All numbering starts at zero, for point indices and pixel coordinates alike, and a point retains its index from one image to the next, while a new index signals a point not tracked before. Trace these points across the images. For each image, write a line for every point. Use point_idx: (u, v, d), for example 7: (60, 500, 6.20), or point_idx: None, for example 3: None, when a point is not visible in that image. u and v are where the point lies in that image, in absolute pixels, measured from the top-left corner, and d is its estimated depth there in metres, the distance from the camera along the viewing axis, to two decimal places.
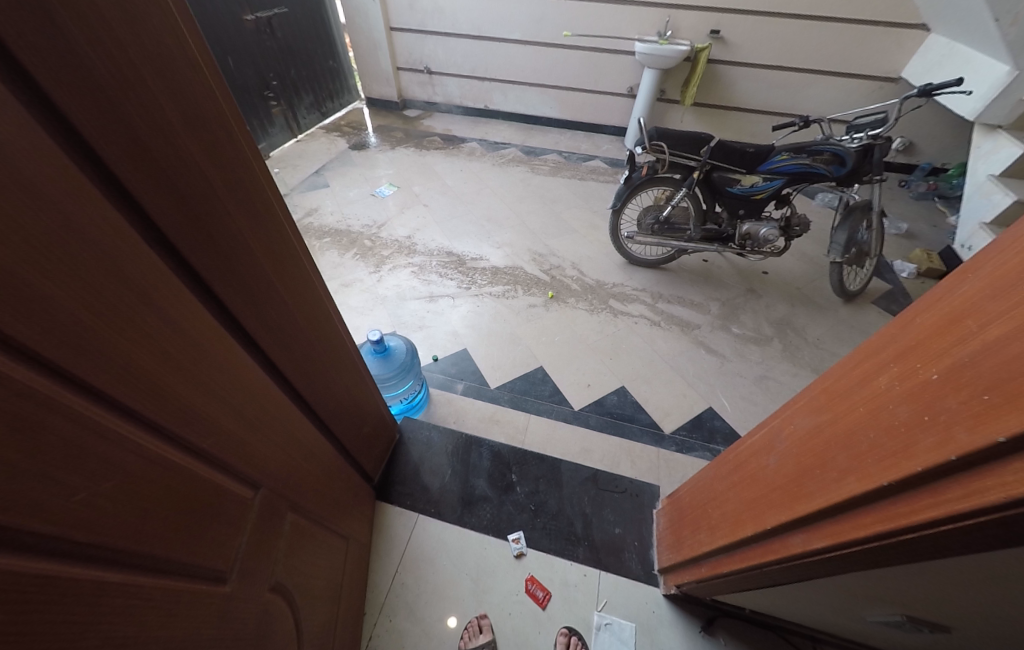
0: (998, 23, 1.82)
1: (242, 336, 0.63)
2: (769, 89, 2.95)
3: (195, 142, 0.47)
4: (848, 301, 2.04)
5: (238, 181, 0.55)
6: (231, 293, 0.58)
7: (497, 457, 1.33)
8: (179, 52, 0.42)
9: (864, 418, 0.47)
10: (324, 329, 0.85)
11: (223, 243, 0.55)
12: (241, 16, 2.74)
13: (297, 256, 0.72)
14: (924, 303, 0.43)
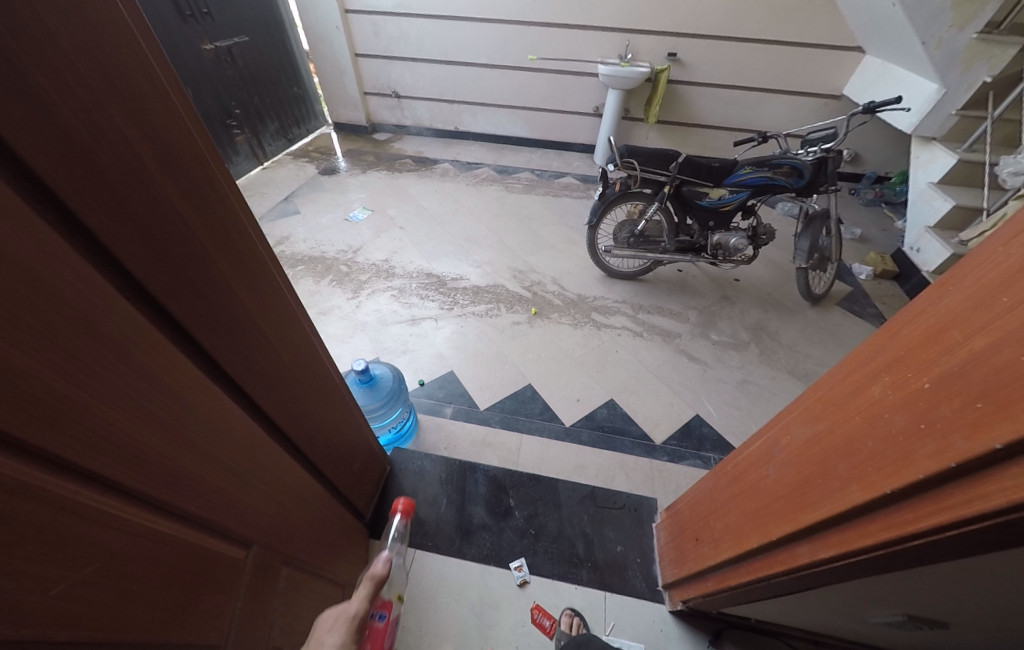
0: (924, 46, 2.04)
1: (226, 382, 0.59)
2: (725, 107, 3.14)
3: (175, 189, 0.45)
4: (815, 303, 2.15)
5: (220, 225, 0.53)
6: (215, 341, 0.55)
7: (493, 482, 1.30)
8: (157, 99, 0.41)
9: (861, 427, 0.49)
10: (311, 366, 0.82)
11: (205, 289, 0.52)
12: (199, 46, 2.69)
13: (281, 294, 0.70)
14: (907, 315, 0.46)
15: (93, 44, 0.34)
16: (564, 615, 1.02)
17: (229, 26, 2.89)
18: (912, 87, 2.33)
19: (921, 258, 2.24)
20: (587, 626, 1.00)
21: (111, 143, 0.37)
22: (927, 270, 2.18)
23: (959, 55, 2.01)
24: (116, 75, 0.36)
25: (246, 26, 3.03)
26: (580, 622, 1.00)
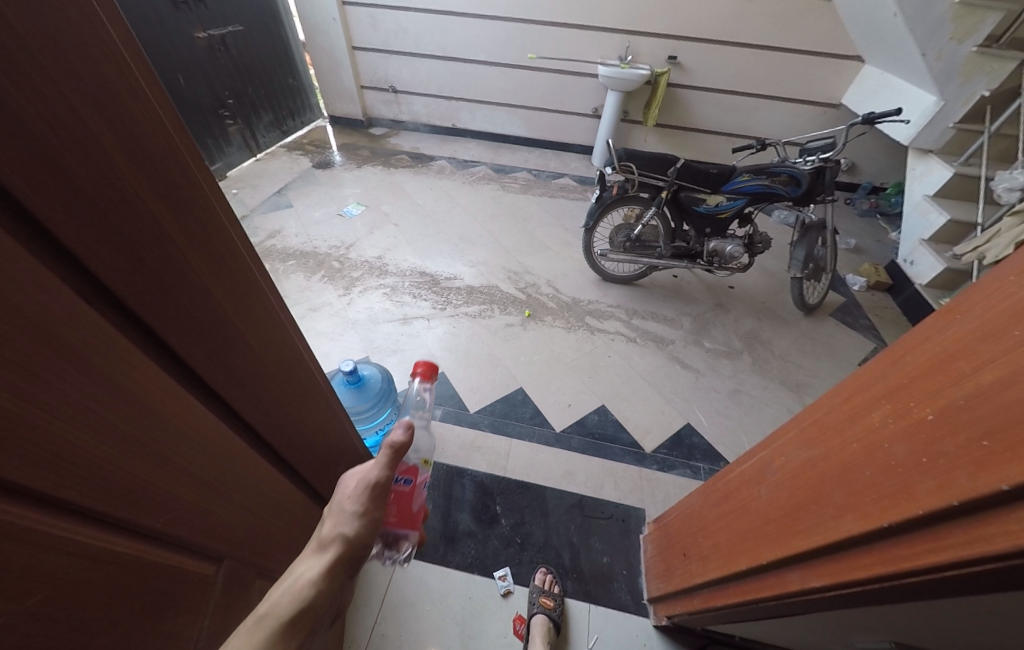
0: (924, 58, 2.04)
1: (201, 391, 0.54)
2: (725, 113, 3.14)
3: (151, 190, 0.40)
4: (808, 313, 2.15)
5: (202, 225, 0.48)
6: (189, 346, 0.51)
7: (480, 488, 1.28)
8: (130, 93, 0.36)
9: (860, 455, 0.47)
10: (299, 370, 0.77)
11: (178, 293, 0.48)
12: (192, 34, 2.62)
13: (267, 300, 0.64)
14: (913, 342, 0.45)
15: (55, 26, 0.28)
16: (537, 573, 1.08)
17: (223, 13, 2.82)
18: (911, 99, 2.33)
19: (914, 270, 2.25)
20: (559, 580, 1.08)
21: (78, 144, 0.32)
22: (920, 282, 2.19)
23: (958, 68, 2.01)
24: (85, 66, 0.31)
25: (241, 13, 2.96)
26: (552, 577, 1.08)
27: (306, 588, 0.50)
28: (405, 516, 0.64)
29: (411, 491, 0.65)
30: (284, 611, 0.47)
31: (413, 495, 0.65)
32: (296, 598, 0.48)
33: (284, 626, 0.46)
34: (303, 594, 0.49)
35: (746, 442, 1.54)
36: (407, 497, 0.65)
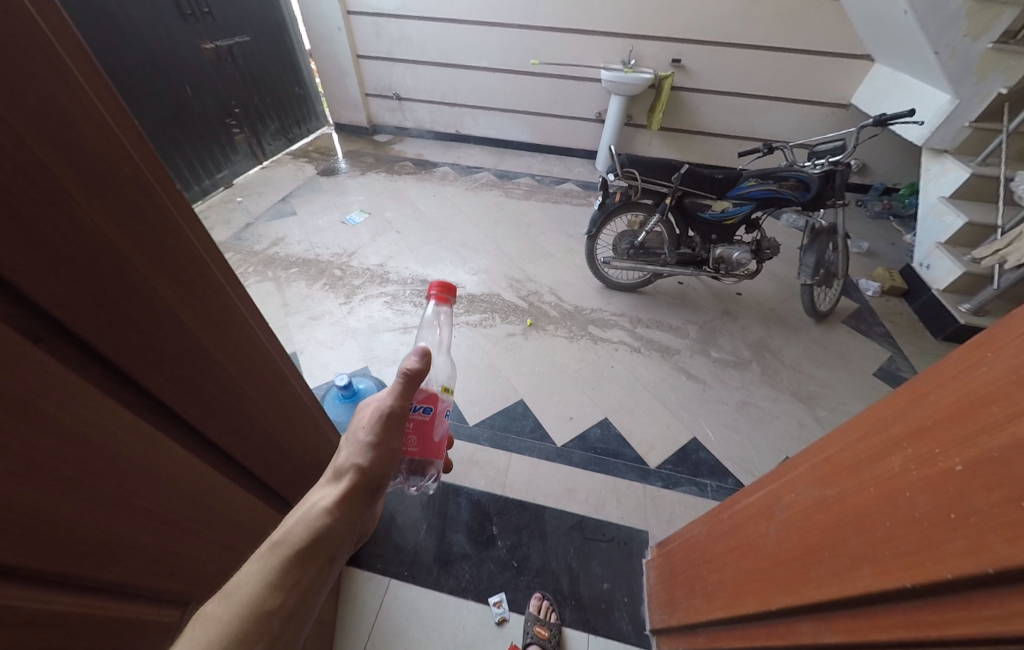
0: (937, 56, 1.96)
1: (180, 429, 0.51)
2: (731, 115, 3.08)
3: (108, 217, 0.37)
4: (820, 321, 2.08)
5: (172, 251, 0.45)
6: (160, 380, 0.47)
7: (476, 507, 1.24)
8: (82, 114, 0.33)
9: (878, 502, 0.43)
10: (286, 397, 0.74)
11: (146, 324, 0.44)
12: (199, 45, 2.65)
13: (251, 327, 0.61)
14: (937, 379, 0.41)
15: None
16: (533, 599, 1.05)
17: (229, 24, 2.85)
18: (924, 99, 2.25)
19: (931, 274, 2.16)
20: (557, 608, 1.03)
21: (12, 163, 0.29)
22: (937, 288, 2.10)
23: (973, 66, 1.93)
24: (14, 76, 0.28)
25: (247, 24, 2.99)
26: (549, 605, 1.03)
27: (321, 515, 0.53)
28: (429, 445, 0.64)
29: (432, 419, 0.64)
30: (301, 535, 0.50)
31: (434, 424, 0.64)
32: (312, 522, 0.52)
33: (301, 550, 0.49)
34: (319, 520, 0.52)
35: (755, 458, 1.48)
36: (429, 426, 0.64)
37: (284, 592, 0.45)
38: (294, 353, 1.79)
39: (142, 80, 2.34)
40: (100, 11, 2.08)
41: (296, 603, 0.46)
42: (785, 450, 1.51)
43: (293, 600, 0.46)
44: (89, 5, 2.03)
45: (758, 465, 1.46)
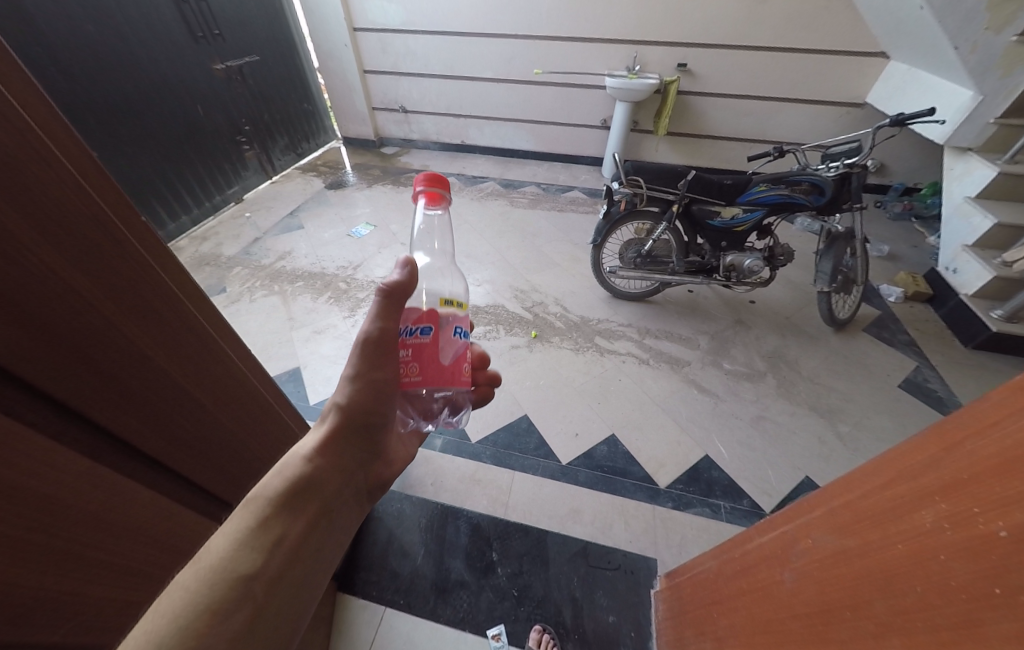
0: (957, 51, 1.87)
1: (150, 470, 0.51)
2: (741, 118, 3.01)
3: (58, 254, 0.38)
4: (839, 329, 1.98)
5: (137, 286, 0.46)
6: (131, 423, 0.48)
7: (476, 531, 1.20)
8: (39, 164, 0.36)
9: (907, 564, 0.37)
10: (270, 430, 0.74)
11: (109, 366, 0.45)
12: (210, 66, 2.73)
13: (231, 365, 0.62)
14: (972, 427, 0.36)
15: None
16: (532, 631, 1.00)
17: (239, 45, 2.93)
18: (944, 96, 2.15)
19: (958, 278, 2.05)
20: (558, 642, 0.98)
21: None
22: (965, 293, 1.99)
23: (995, 60, 1.83)
24: None
25: (257, 44, 3.08)
26: (550, 639, 0.98)
27: (298, 465, 0.54)
28: (435, 371, 0.56)
29: (435, 340, 0.56)
30: (278, 487, 0.51)
31: (437, 346, 0.56)
32: (290, 473, 0.53)
33: (278, 503, 0.50)
34: (297, 471, 0.53)
35: (771, 477, 1.41)
36: (431, 349, 0.56)
37: (260, 549, 0.46)
38: (298, 368, 1.79)
39: (154, 102, 2.42)
40: (114, 37, 2.16)
41: (276, 555, 0.47)
42: (804, 469, 1.43)
43: (274, 556, 0.47)
44: (103, 31, 2.10)
45: (775, 484, 1.38)
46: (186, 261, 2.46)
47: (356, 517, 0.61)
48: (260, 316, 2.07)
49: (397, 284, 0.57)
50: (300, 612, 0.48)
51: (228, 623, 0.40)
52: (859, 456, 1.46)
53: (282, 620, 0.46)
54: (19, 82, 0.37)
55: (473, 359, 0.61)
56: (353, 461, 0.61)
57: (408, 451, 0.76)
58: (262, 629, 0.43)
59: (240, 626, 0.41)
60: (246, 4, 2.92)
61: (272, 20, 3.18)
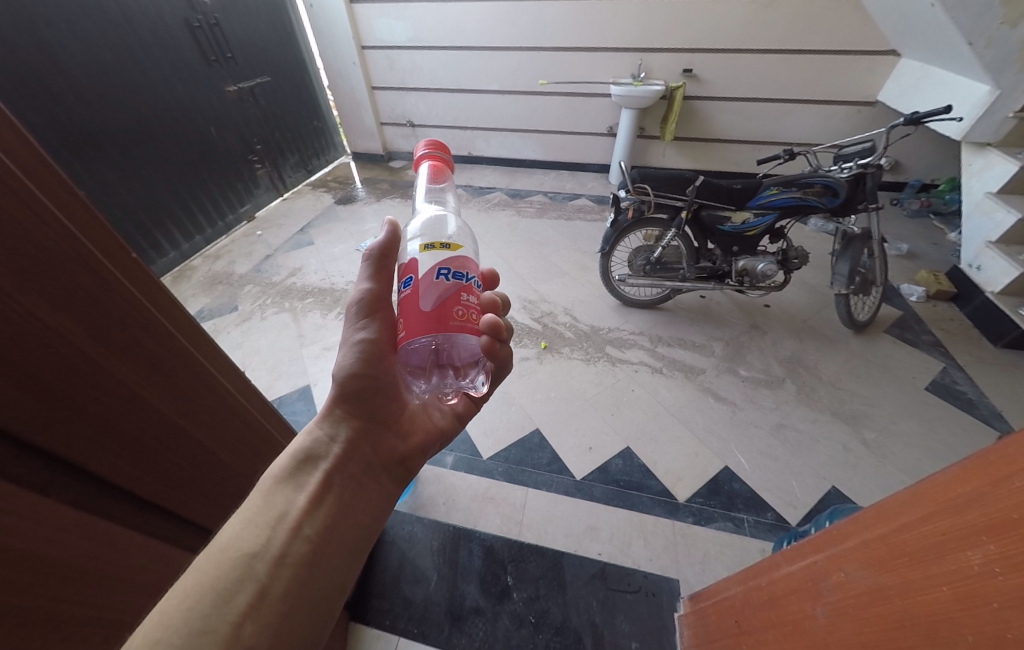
0: (970, 47, 1.83)
1: (143, 511, 0.52)
2: (747, 119, 2.98)
3: (48, 304, 0.39)
4: (859, 331, 1.92)
5: (128, 328, 0.47)
6: (122, 465, 0.49)
7: (489, 553, 1.17)
8: (32, 222, 0.38)
9: (955, 610, 0.34)
10: (266, 461, 0.76)
11: (100, 411, 0.45)
12: (222, 88, 2.81)
13: (224, 398, 0.63)
14: (1021, 461, 0.33)
15: None
16: None
17: (250, 68, 3.01)
18: (960, 90, 2.09)
19: (983, 276, 1.97)
20: None
21: None
22: (992, 290, 1.91)
23: (1012, 55, 1.77)
24: None
25: (268, 66, 3.16)
26: None
27: (300, 442, 0.58)
28: (417, 320, 0.56)
29: (415, 289, 0.57)
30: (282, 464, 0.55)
31: (416, 294, 0.57)
32: (292, 450, 0.56)
33: (282, 480, 0.54)
34: (299, 448, 0.57)
35: (796, 488, 1.35)
36: (412, 300, 0.57)
37: (263, 528, 0.48)
38: (309, 386, 1.80)
39: (169, 128, 2.49)
40: (130, 64, 2.24)
41: (279, 531, 0.49)
42: (830, 478, 1.37)
43: (278, 537, 0.48)
44: (119, 58, 2.19)
45: (801, 496, 1.33)
46: (200, 280, 2.51)
47: (372, 495, 0.60)
48: (271, 333, 2.10)
49: (384, 239, 0.66)
50: (313, 590, 0.48)
51: (231, 604, 0.42)
52: (888, 465, 1.40)
53: (295, 597, 0.46)
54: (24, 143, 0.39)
55: (465, 302, 0.58)
56: (357, 434, 0.62)
57: (433, 422, 0.74)
58: (270, 608, 0.43)
59: (245, 605, 0.42)
60: (258, 29, 3.02)
61: (282, 43, 3.27)
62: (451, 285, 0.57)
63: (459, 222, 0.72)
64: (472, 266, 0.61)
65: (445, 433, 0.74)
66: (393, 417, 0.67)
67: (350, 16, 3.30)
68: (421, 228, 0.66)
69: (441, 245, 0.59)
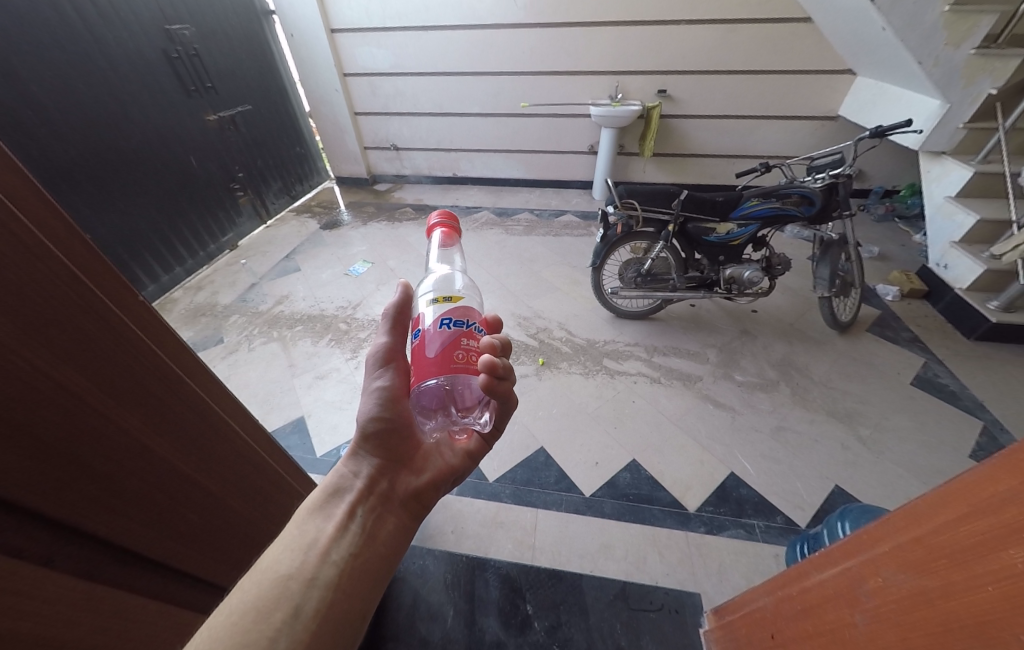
0: (921, 66, 1.97)
1: (152, 572, 0.48)
2: (719, 135, 3.14)
3: (56, 357, 0.37)
4: (842, 331, 1.99)
5: (135, 373, 0.45)
6: (130, 525, 0.45)
7: (507, 582, 1.14)
8: (39, 271, 0.36)
9: (1004, 610, 0.34)
10: (278, 507, 0.71)
11: (105, 468, 0.42)
12: (203, 117, 2.79)
13: (234, 442, 0.60)
14: None
15: None
16: None
17: (231, 97, 3.01)
18: (914, 104, 2.26)
19: (950, 274, 2.09)
20: None
21: None
22: (959, 287, 2.02)
23: (959, 71, 1.94)
24: None
25: (248, 95, 3.17)
26: None
27: (328, 477, 0.59)
28: (424, 366, 0.56)
29: (421, 340, 0.58)
30: (312, 496, 0.57)
31: (423, 344, 0.58)
32: (322, 485, 0.58)
33: (311, 510, 0.55)
34: (325, 482, 0.58)
35: (802, 490, 1.36)
36: (419, 347, 0.58)
37: (296, 554, 0.49)
38: (303, 417, 1.74)
39: (148, 158, 2.45)
40: (109, 98, 2.22)
41: (311, 555, 0.50)
42: (833, 477, 1.39)
43: (312, 563, 0.49)
44: (95, 91, 2.15)
45: (807, 497, 1.34)
46: (181, 313, 2.43)
47: (392, 528, 0.58)
48: (260, 365, 2.03)
49: (398, 300, 0.67)
50: (339, 618, 0.47)
51: (268, 621, 0.43)
52: (886, 460, 1.43)
53: (326, 623, 0.46)
54: (28, 187, 0.37)
55: (467, 345, 0.58)
56: (377, 470, 0.62)
57: (445, 460, 0.69)
58: (303, 628, 0.44)
59: (280, 623, 0.43)
60: (238, 59, 3.04)
61: (263, 73, 3.30)
62: (452, 332, 0.57)
63: (466, 279, 0.75)
64: (475, 312, 0.62)
65: (456, 470, 0.68)
66: (411, 454, 0.66)
67: (332, 46, 3.36)
68: (430, 285, 0.69)
69: (444, 297, 0.61)
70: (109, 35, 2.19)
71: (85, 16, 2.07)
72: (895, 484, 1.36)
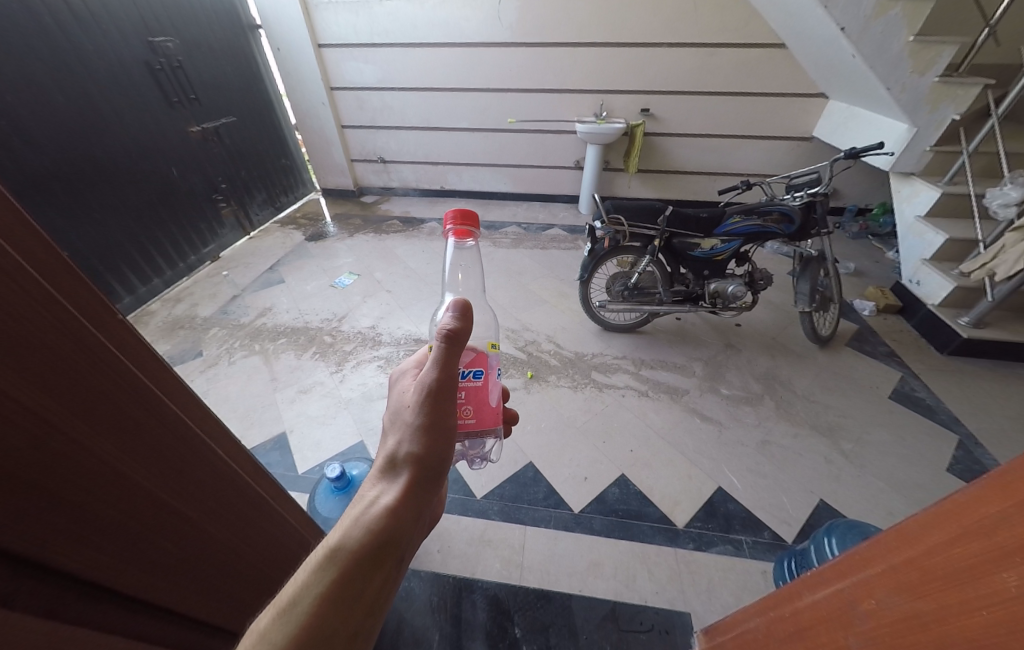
0: (890, 91, 2.07)
1: (129, 608, 0.45)
2: (702, 153, 3.24)
3: (28, 383, 0.35)
4: (823, 346, 2.04)
5: (112, 398, 0.42)
6: (95, 557, 0.41)
7: (494, 604, 1.11)
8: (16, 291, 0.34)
9: (998, 634, 0.34)
10: (260, 531, 0.67)
11: (72, 497, 0.39)
12: (185, 127, 2.75)
13: (212, 463, 0.56)
14: None
15: None
16: None
17: (216, 107, 2.98)
18: (883, 128, 2.38)
19: (922, 290, 2.18)
20: None
21: None
22: (932, 303, 2.11)
23: (924, 97, 2.06)
24: None
25: (233, 107, 3.15)
26: None
27: (374, 516, 0.48)
28: (487, 412, 0.63)
29: (486, 383, 0.63)
30: (358, 539, 0.46)
31: (487, 389, 0.63)
32: (371, 524, 0.47)
33: (357, 557, 0.45)
34: (371, 524, 0.47)
35: (787, 504, 1.37)
36: (484, 391, 0.63)
37: (343, 609, 0.41)
38: (284, 433, 1.68)
39: (128, 167, 2.39)
40: (86, 106, 2.16)
41: (355, 614, 0.42)
42: (818, 492, 1.41)
43: (354, 618, 0.42)
44: (73, 100, 2.10)
45: (793, 512, 1.35)
46: (158, 325, 2.35)
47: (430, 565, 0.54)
48: (240, 378, 1.97)
49: (458, 323, 0.57)
50: None
51: None
52: (868, 474, 1.46)
53: None
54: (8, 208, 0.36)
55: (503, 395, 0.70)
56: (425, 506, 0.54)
57: None
58: None
59: None
60: (223, 72, 3.03)
61: (248, 85, 3.28)
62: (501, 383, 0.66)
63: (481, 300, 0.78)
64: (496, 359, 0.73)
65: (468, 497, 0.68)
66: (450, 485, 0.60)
67: (319, 60, 3.38)
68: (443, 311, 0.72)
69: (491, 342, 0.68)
70: (88, 44, 2.15)
71: (61, 23, 2.02)
72: (878, 499, 1.38)
